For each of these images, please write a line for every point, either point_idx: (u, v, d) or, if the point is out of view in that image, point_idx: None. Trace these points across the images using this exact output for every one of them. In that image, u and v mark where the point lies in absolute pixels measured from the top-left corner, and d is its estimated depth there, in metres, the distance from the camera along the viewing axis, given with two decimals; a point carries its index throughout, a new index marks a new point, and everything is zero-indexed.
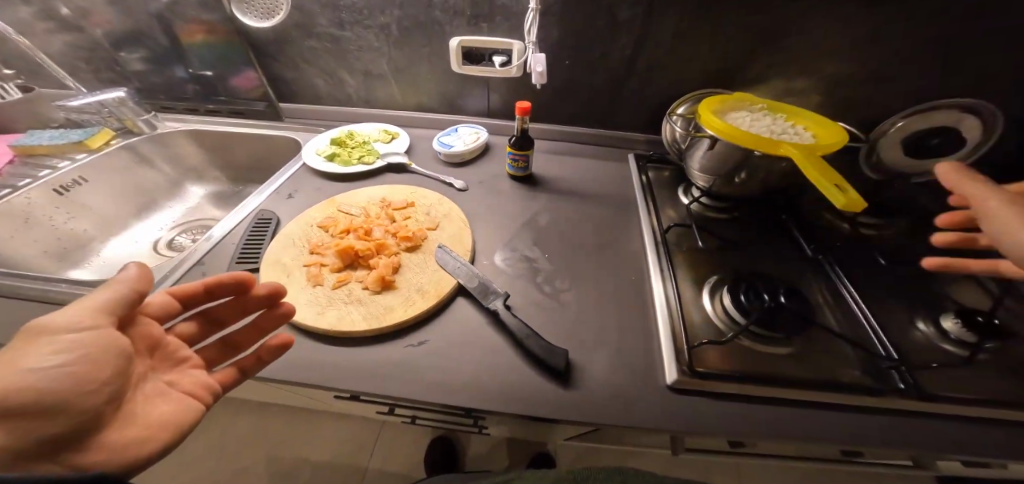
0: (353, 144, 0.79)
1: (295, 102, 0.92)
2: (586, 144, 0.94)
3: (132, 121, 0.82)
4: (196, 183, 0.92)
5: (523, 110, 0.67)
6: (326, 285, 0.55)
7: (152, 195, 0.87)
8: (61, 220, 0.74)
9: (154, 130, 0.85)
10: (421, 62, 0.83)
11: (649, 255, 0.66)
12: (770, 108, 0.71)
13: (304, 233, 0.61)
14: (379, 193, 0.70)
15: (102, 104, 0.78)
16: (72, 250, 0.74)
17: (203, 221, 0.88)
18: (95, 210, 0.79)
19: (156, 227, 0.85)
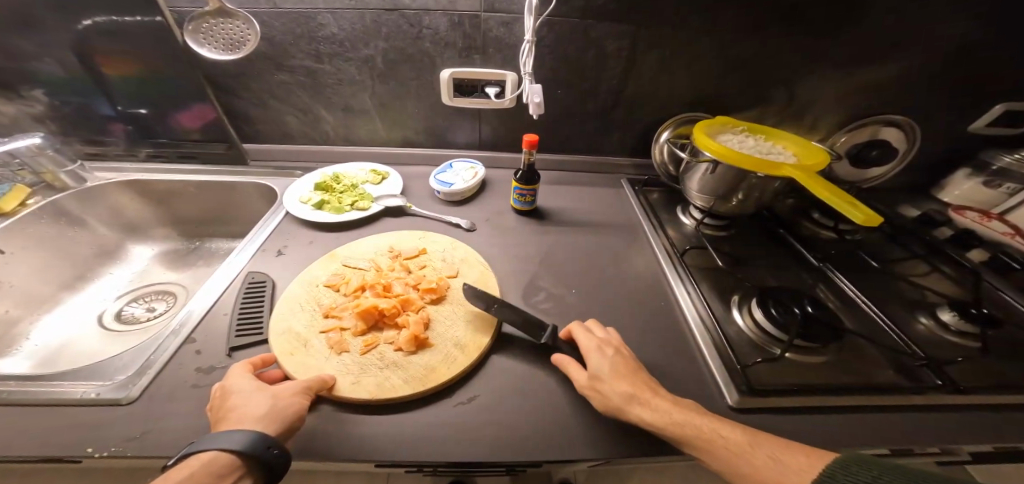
0: (341, 190, 0.72)
1: (261, 143, 0.82)
2: (577, 171, 0.91)
3: (52, 174, 0.66)
4: (141, 241, 0.78)
5: (530, 143, 0.65)
6: (353, 351, 0.49)
7: (86, 260, 0.71)
8: None
9: (82, 183, 0.70)
10: (408, 96, 0.77)
11: (668, 275, 0.66)
12: (750, 130, 0.71)
13: (314, 296, 0.55)
14: (384, 241, 0.65)
15: (11, 153, 0.63)
16: None
17: (159, 284, 0.74)
18: (15, 285, 0.61)
19: (98, 298, 0.69)
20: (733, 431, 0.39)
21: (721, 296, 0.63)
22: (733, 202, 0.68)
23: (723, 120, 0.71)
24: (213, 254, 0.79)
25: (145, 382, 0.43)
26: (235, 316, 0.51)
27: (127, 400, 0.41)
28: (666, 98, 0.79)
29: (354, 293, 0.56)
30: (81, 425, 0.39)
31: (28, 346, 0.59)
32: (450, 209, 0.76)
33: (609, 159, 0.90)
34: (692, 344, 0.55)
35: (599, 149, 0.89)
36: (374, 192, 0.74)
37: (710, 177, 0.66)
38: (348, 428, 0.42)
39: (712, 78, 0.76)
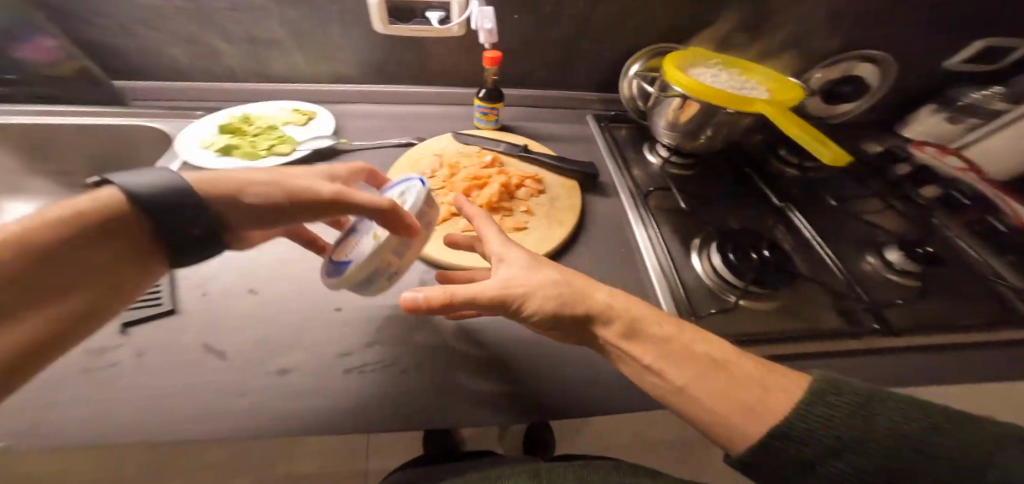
0: (255, 132, 0.59)
1: (152, 79, 0.67)
2: (542, 108, 0.80)
3: None
4: (15, 199, 0.64)
5: (491, 60, 0.60)
6: (529, 217, 0.55)
7: None
8: None
9: None
10: (331, 20, 0.64)
11: (631, 218, 0.59)
12: (725, 63, 0.64)
13: (445, 237, 0.51)
14: (403, 169, 0.60)
15: None
16: None
17: None
18: None
19: None
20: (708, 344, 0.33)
21: (683, 237, 0.58)
22: (699, 139, 0.62)
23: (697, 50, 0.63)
24: None
25: None
26: None
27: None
28: (632, 25, 0.71)
29: (459, 211, 0.54)
30: None
31: None
32: (400, 133, 0.70)
33: (576, 94, 0.81)
34: (650, 290, 0.50)
35: (563, 83, 0.79)
36: (298, 134, 0.63)
37: (683, 108, 0.58)
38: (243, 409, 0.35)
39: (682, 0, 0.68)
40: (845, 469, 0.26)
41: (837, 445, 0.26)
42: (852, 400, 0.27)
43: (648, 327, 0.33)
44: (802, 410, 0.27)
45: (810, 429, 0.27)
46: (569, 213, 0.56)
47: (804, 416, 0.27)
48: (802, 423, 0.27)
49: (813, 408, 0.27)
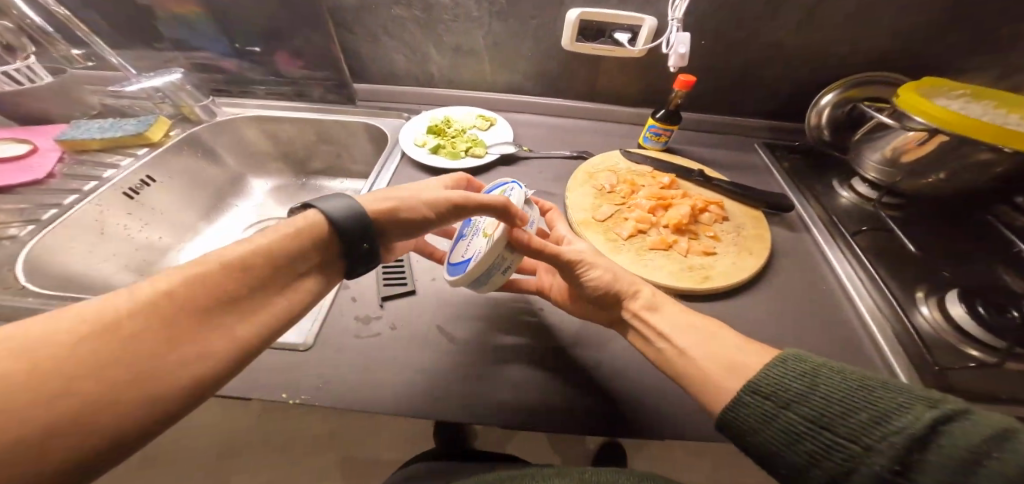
0: (453, 134, 0.68)
1: (368, 83, 0.80)
2: (705, 131, 0.78)
3: (189, 107, 0.73)
4: (259, 176, 0.83)
5: (685, 84, 0.60)
6: (716, 242, 0.54)
7: (220, 194, 0.77)
8: (136, 229, 0.64)
9: (213, 116, 0.76)
10: (526, 37, 0.70)
11: (829, 258, 0.55)
12: (981, 99, 0.59)
13: (634, 254, 0.52)
14: (583, 181, 0.62)
15: (156, 89, 0.71)
16: (153, 262, 0.65)
17: (278, 219, 0.79)
18: (168, 213, 0.69)
19: (228, 231, 0.76)
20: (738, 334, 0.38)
21: (901, 281, 0.51)
22: (929, 179, 0.57)
23: (934, 83, 0.61)
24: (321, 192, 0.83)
25: (311, 326, 0.43)
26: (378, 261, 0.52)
27: (305, 346, 0.42)
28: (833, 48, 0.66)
29: (645, 229, 0.55)
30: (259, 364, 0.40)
31: None
32: (564, 145, 0.73)
33: (744, 119, 0.78)
34: (864, 336, 0.46)
35: (733, 107, 0.77)
36: (486, 138, 0.70)
37: (910, 145, 0.56)
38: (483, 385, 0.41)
39: (904, 27, 0.62)
40: (797, 419, 0.29)
41: (792, 397, 0.30)
42: (810, 366, 0.31)
43: (701, 324, 0.39)
44: (768, 371, 0.32)
45: (781, 384, 0.31)
46: (761, 244, 0.54)
47: (768, 374, 0.32)
48: (777, 382, 0.31)
49: (774, 369, 0.32)
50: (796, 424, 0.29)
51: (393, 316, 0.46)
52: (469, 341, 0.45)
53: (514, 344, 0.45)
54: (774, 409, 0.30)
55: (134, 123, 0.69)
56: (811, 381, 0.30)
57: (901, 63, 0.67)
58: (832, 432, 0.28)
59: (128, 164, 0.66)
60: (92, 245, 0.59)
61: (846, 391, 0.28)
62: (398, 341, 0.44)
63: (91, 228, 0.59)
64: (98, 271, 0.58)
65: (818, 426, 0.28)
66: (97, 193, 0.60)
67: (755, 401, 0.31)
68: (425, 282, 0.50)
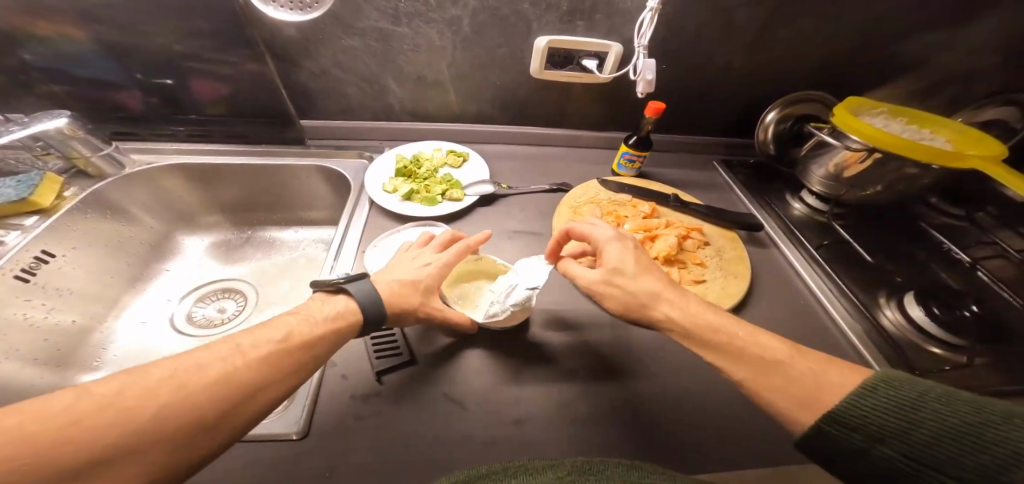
0: (424, 176, 0.64)
1: (317, 118, 0.72)
2: (669, 151, 0.82)
3: (84, 159, 0.60)
4: (190, 233, 0.73)
5: (657, 110, 0.60)
6: (704, 267, 0.56)
7: (145, 260, 0.68)
8: (40, 316, 0.54)
9: (121, 168, 0.64)
10: (491, 67, 0.67)
11: (800, 271, 0.60)
12: (895, 116, 0.68)
13: None
14: (567, 217, 0.61)
15: (35, 138, 0.56)
16: (71, 352, 0.55)
17: (224, 280, 0.71)
18: (78, 291, 0.59)
19: (162, 299, 0.67)
20: (778, 343, 0.36)
21: (864, 285, 0.57)
22: (868, 190, 0.65)
23: (860, 102, 0.69)
24: (269, 244, 0.74)
25: (299, 422, 0.40)
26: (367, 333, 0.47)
27: (298, 435, 0.39)
28: (774, 71, 0.72)
29: None
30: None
31: (110, 358, 0.57)
32: (540, 177, 0.71)
33: (701, 138, 0.82)
34: (842, 345, 0.52)
35: (691, 127, 0.81)
36: (459, 177, 0.66)
37: (849, 162, 0.63)
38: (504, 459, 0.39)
39: (831, 53, 0.69)
40: (895, 454, 0.29)
41: (883, 432, 0.29)
42: (909, 397, 0.29)
43: (750, 343, 0.36)
44: (854, 401, 0.30)
45: (867, 418, 0.29)
46: (742, 265, 0.57)
47: (853, 404, 0.30)
48: (855, 412, 0.30)
49: (866, 398, 0.30)
50: (891, 458, 0.29)
51: (390, 392, 0.43)
52: (481, 413, 0.42)
53: (525, 405, 0.43)
54: (863, 442, 0.29)
55: (11, 184, 0.56)
56: (901, 406, 0.29)
57: (830, 83, 0.74)
58: (934, 470, 0.27)
59: (14, 239, 0.54)
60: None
61: (948, 423, 0.27)
62: (402, 417, 0.41)
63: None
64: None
65: (922, 466, 0.27)
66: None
67: (836, 432, 0.30)
68: (420, 350, 0.47)
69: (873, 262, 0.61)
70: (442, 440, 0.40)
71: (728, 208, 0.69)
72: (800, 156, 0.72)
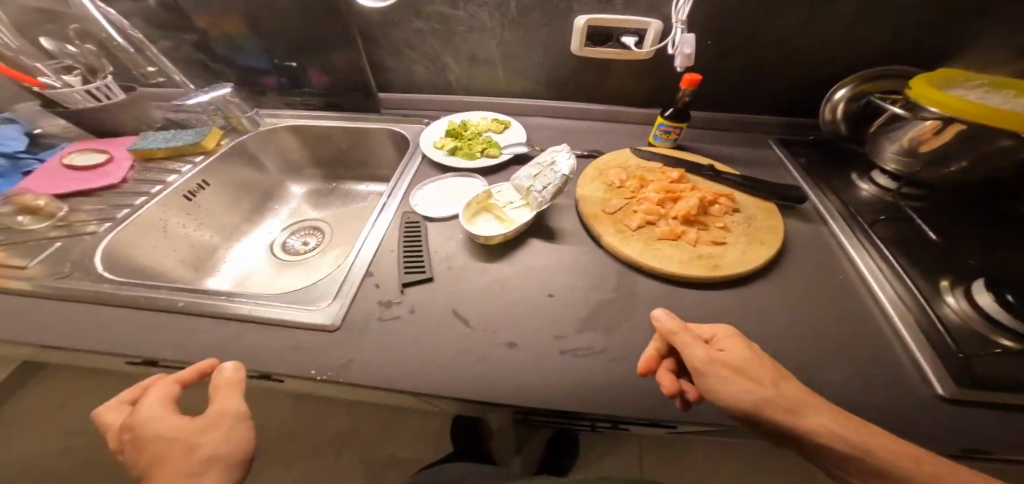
0: (469, 137, 0.74)
1: (391, 91, 0.87)
2: (717, 129, 0.80)
3: (237, 118, 0.81)
4: (296, 183, 0.93)
5: (692, 82, 0.61)
6: (728, 231, 0.54)
7: (261, 200, 0.87)
8: (190, 229, 0.73)
9: (257, 126, 0.84)
10: (535, 45, 0.74)
11: (848, 248, 0.55)
12: (995, 86, 0.59)
13: (642, 244, 0.53)
14: (594, 178, 0.64)
15: (211, 101, 0.77)
16: (205, 259, 0.75)
17: (311, 221, 0.88)
18: (217, 217, 0.79)
19: (267, 232, 0.85)
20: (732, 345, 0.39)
21: (925, 270, 0.50)
22: (949, 167, 0.57)
23: (949, 73, 0.61)
24: (346, 194, 0.91)
25: (335, 309, 0.47)
26: (401, 254, 0.54)
27: (333, 327, 0.46)
28: (839, 43, 0.67)
29: (652, 221, 0.56)
30: (295, 347, 0.44)
31: (226, 270, 0.76)
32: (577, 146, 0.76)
33: (754, 116, 0.79)
34: (886, 324, 0.46)
35: (741, 105, 0.78)
36: (501, 141, 0.74)
37: (925, 135, 0.56)
38: (495, 361, 0.43)
39: (911, 18, 0.62)
40: None
41: None
42: None
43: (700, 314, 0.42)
44: None
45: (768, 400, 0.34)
46: (773, 236, 0.54)
47: None
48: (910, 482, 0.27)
49: None
50: None
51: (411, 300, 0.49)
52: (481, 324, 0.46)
53: (523, 323, 0.47)
54: None
55: (188, 134, 0.76)
56: None
57: (911, 55, 0.67)
58: None
59: (187, 169, 0.74)
60: (156, 243, 0.67)
61: None
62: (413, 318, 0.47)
63: (155, 229, 0.68)
64: (161, 266, 0.67)
65: None
66: (161, 196, 0.69)
67: None
68: (440, 270, 0.52)
69: (946, 246, 0.53)
70: (443, 339, 0.45)
71: (775, 182, 0.65)
72: (869, 133, 0.65)
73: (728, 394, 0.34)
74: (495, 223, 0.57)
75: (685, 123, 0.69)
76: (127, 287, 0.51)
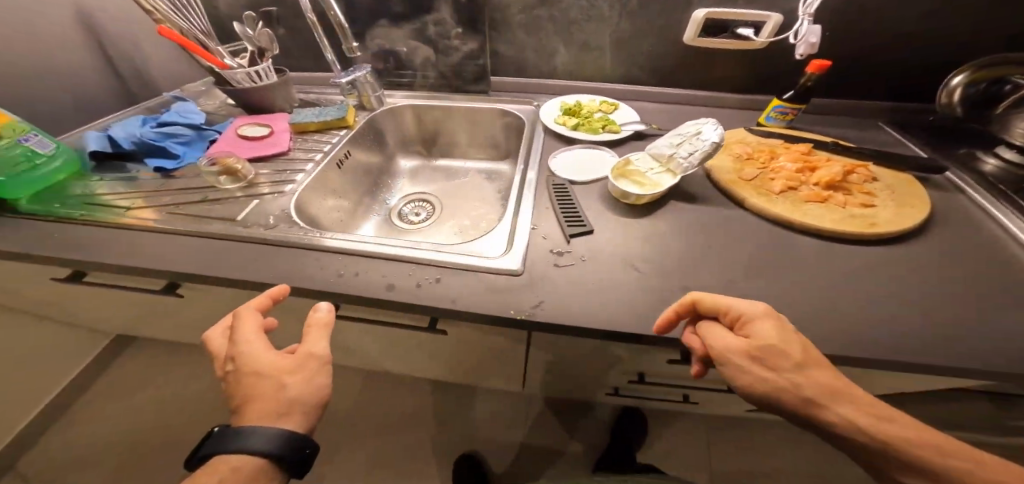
0: (586, 115, 0.79)
1: (497, 77, 0.93)
2: (821, 113, 0.82)
3: (368, 97, 0.88)
4: (406, 158, 1.00)
5: (820, 67, 0.63)
6: (874, 196, 0.57)
7: (378, 175, 0.94)
8: (335, 195, 0.79)
9: (383, 105, 0.91)
10: (649, 33, 0.79)
11: (991, 215, 0.57)
12: None
13: (790, 204, 0.56)
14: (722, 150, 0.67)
15: (352, 80, 0.85)
16: (345, 223, 0.80)
17: (421, 193, 0.97)
18: (352, 187, 0.85)
19: (385, 200, 0.94)
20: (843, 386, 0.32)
21: None
22: None
23: None
24: (449, 170, 1.00)
25: (517, 254, 0.53)
26: (559, 211, 0.59)
27: (518, 271, 0.51)
28: (958, 31, 0.69)
29: (794, 186, 0.58)
30: (494, 285, 0.49)
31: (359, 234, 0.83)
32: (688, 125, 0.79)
33: (859, 102, 0.81)
34: None
35: (847, 91, 0.80)
36: (615, 120, 0.79)
37: None
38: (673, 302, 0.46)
39: None
40: None
41: None
42: None
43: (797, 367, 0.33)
44: None
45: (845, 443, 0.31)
46: (919, 202, 0.56)
47: None
48: None
49: None
50: None
51: (579, 250, 0.53)
52: (650, 272, 0.50)
53: (687, 271, 0.50)
54: None
55: (334, 110, 0.82)
56: None
57: None
58: None
59: (336, 139, 0.81)
60: (318, 205, 0.72)
61: None
62: (586, 265, 0.51)
63: (318, 192, 0.73)
64: (323, 225, 0.72)
65: None
66: (323, 163, 0.74)
67: None
68: (596, 225, 0.57)
69: None
70: (623, 282, 0.49)
71: (900, 155, 0.68)
72: (995, 112, 0.66)
73: (746, 382, 0.34)
74: (636, 187, 0.59)
75: (804, 105, 0.71)
76: (329, 235, 0.56)
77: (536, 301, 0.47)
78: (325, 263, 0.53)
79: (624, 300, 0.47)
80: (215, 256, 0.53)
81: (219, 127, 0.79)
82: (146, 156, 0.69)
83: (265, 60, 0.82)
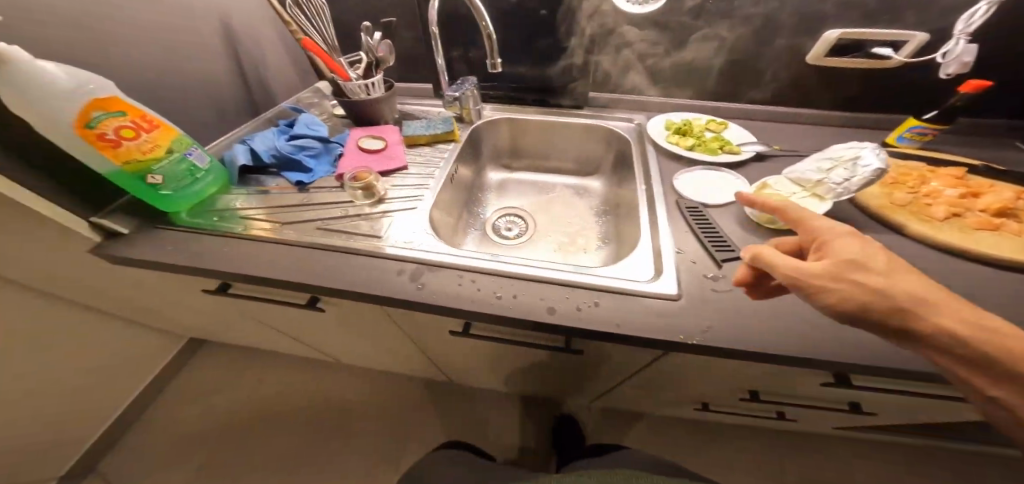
0: (697, 133, 0.77)
1: (594, 94, 0.93)
2: (946, 133, 0.78)
3: (469, 110, 0.92)
4: (496, 171, 1.03)
5: (979, 86, 0.59)
6: None
7: (472, 189, 0.96)
8: (447, 211, 0.81)
9: (480, 118, 0.95)
10: (767, 52, 0.78)
11: None
12: None
13: (958, 232, 0.53)
14: None
15: (456, 94, 0.89)
16: (453, 237, 0.83)
17: (512, 205, 0.98)
18: (456, 202, 0.87)
19: (480, 212, 0.96)
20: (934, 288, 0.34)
21: None
22: None
23: None
24: (539, 184, 1.01)
25: (671, 279, 0.52)
26: (700, 233, 0.58)
27: (677, 298, 0.50)
28: None
29: (958, 213, 0.55)
30: (656, 313, 0.48)
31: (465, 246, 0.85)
32: (806, 144, 0.77)
33: (991, 122, 0.77)
34: None
35: (977, 111, 0.77)
36: (729, 139, 0.76)
37: None
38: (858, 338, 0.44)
39: None
40: None
41: None
42: None
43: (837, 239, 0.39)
44: None
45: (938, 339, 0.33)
46: None
47: None
48: None
49: None
50: None
51: (733, 277, 0.52)
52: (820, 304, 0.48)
53: None
54: None
55: (441, 123, 0.87)
56: None
57: None
58: None
59: (446, 154, 0.84)
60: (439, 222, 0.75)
61: None
62: (747, 294, 0.50)
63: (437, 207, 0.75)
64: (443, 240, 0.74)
65: None
66: (440, 179, 0.77)
67: None
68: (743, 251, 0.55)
69: None
70: (786, 309, 0.48)
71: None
72: None
73: (831, 296, 0.35)
74: None
75: (944, 126, 0.68)
76: (474, 255, 0.57)
77: (706, 331, 0.46)
78: (480, 284, 0.54)
79: (802, 334, 0.45)
80: (377, 274, 0.57)
81: (339, 136, 0.84)
82: (284, 170, 0.75)
83: (375, 74, 0.87)
